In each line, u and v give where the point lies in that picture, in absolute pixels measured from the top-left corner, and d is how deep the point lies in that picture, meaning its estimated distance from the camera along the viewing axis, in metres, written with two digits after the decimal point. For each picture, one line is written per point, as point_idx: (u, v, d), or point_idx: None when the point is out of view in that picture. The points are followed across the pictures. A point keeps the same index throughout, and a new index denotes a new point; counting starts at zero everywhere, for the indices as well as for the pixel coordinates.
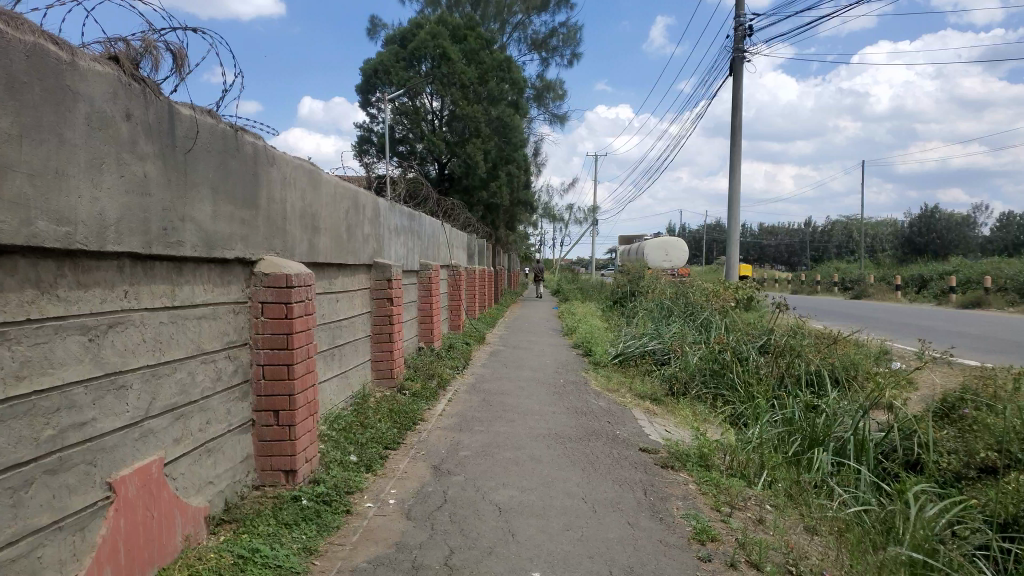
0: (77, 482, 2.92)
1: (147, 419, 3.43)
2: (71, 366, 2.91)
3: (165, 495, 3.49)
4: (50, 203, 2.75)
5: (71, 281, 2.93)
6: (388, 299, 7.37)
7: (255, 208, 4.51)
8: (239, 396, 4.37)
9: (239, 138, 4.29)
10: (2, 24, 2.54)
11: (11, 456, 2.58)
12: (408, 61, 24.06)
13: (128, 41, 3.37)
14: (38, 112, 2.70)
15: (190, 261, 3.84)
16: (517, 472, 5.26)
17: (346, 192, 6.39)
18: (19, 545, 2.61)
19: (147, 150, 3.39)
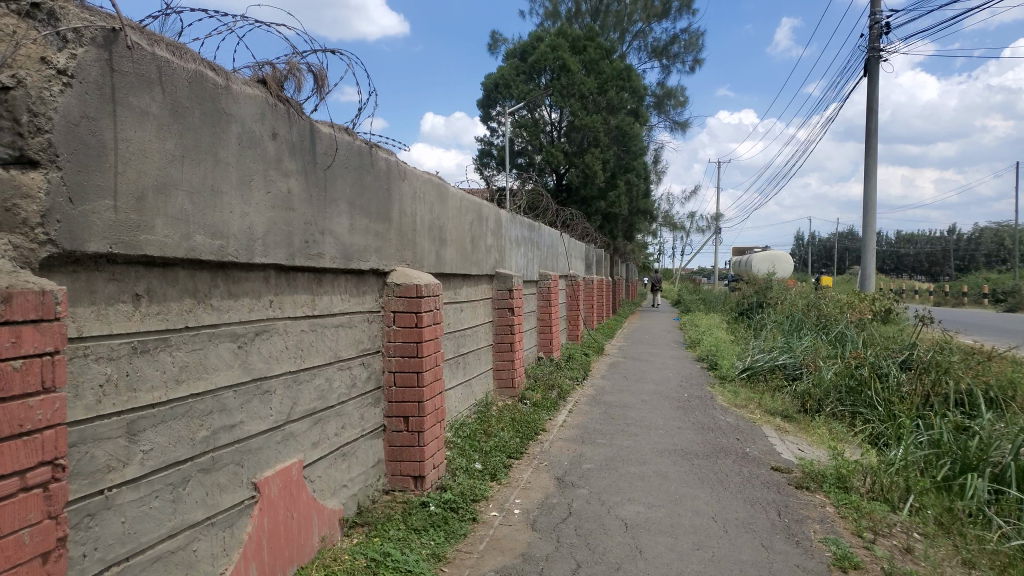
0: (226, 481, 3.10)
1: (289, 423, 3.60)
2: (223, 371, 3.10)
3: (304, 496, 3.64)
4: (206, 218, 2.94)
5: (224, 291, 3.12)
6: (509, 309, 7.43)
7: (388, 221, 4.67)
8: (372, 402, 4.51)
9: (374, 154, 4.46)
10: (168, 54, 2.75)
11: (170, 454, 2.77)
12: (527, 74, 24.36)
13: (275, 65, 3.57)
14: (198, 134, 2.90)
15: (328, 272, 4.01)
16: (644, 488, 5.16)
17: (471, 204, 6.51)
18: (177, 538, 2.79)
19: (291, 167, 3.58)
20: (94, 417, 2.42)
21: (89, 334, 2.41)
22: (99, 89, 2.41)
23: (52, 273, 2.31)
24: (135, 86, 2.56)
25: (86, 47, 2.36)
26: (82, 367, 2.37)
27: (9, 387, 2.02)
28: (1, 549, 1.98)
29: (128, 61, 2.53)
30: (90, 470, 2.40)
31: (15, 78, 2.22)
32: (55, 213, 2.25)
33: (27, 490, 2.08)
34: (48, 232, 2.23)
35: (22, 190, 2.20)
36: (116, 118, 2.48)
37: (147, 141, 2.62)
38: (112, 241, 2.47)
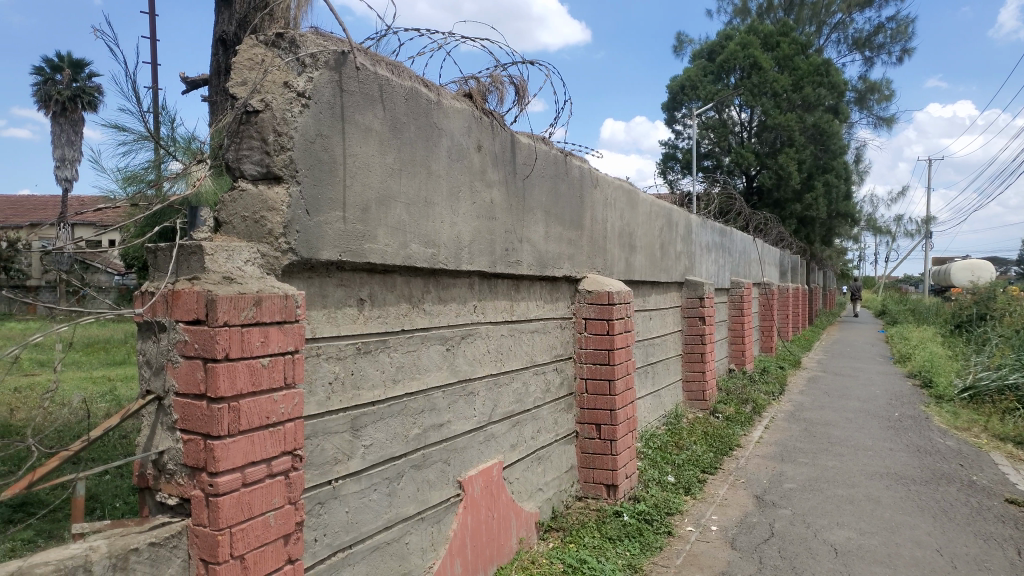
0: (435, 478, 3.24)
1: (490, 424, 3.70)
2: (433, 372, 3.24)
3: (503, 497, 3.73)
4: (420, 227, 3.09)
5: (434, 296, 3.27)
6: (700, 317, 7.21)
7: (581, 228, 4.69)
8: (565, 408, 4.54)
9: (569, 162, 4.50)
10: (388, 74, 2.92)
11: (387, 450, 2.94)
12: (716, 74, 23.77)
13: (480, 79, 3.70)
14: (413, 147, 3.06)
15: (526, 279, 4.09)
16: (854, 513, 4.79)
17: (661, 210, 6.39)
18: (392, 530, 2.95)
19: (494, 178, 3.69)
20: (325, 412, 2.62)
21: (321, 335, 2.61)
22: (331, 109, 2.60)
23: (292, 279, 2.54)
24: (361, 104, 2.74)
25: (321, 70, 2.55)
26: (315, 365, 2.58)
27: (259, 382, 2.23)
28: (252, 529, 2.20)
29: (355, 80, 2.72)
30: (320, 461, 2.59)
31: (263, 103, 2.47)
32: (295, 224, 2.46)
33: (273, 477, 2.29)
34: (289, 241, 2.44)
35: (269, 204, 2.43)
36: (345, 135, 2.68)
37: (370, 156, 2.80)
38: (341, 249, 2.66)
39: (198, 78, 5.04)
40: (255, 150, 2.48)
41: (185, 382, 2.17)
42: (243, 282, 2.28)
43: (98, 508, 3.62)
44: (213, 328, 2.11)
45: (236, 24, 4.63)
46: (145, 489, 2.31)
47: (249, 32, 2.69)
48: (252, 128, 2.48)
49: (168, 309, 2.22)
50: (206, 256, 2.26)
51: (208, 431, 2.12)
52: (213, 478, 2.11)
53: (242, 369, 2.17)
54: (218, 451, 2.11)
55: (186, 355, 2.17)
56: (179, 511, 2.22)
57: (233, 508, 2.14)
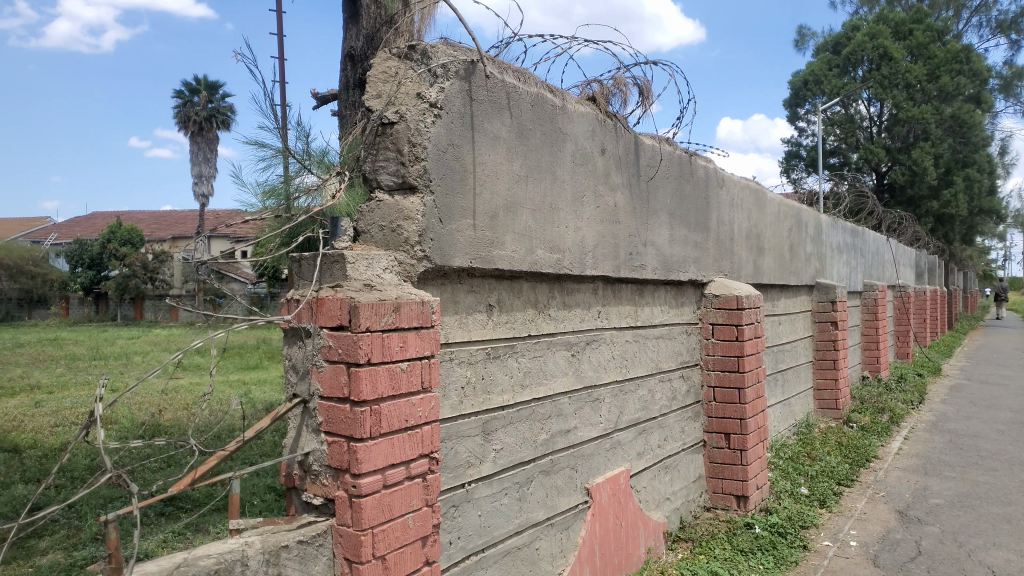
0: (563, 484, 3.22)
1: (616, 431, 3.64)
2: (559, 377, 3.22)
3: (631, 506, 3.67)
4: (546, 233, 3.08)
5: (560, 302, 3.26)
6: (832, 322, 6.88)
7: (706, 230, 4.56)
8: (692, 416, 4.42)
9: (693, 162, 4.39)
10: (515, 81, 2.93)
11: (517, 455, 2.95)
12: (843, 67, 22.68)
13: (603, 82, 3.66)
14: (539, 154, 3.05)
15: (650, 283, 4.02)
16: (1013, 533, 4.41)
17: (790, 210, 6.13)
18: (522, 535, 2.96)
19: (619, 181, 3.64)
20: (458, 415, 2.66)
21: (453, 340, 2.66)
22: (462, 118, 2.64)
23: (426, 285, 2.60)
24: (489, 112, 2.77)
25: (452, 80, 2.59)
26: (448, 370, 2.62)
27: (398, 386, 2.28)
28: (393, 530, 2.25)
29: (484, 89, 2.75)
30: (454, 464, 2.63)
31: (398, 114, 2.54)
32: (429, 232, 2.52)
33: (412, 479, 2.34)
34: (424, 248, 2.50)
35: (404, 213, 2.50)
36: (475, 143, 2.71)
37: (499, 164, 2.82)
38: (472, 256, 2.69)
39: (328, 93, 5.26)
40: (391, 161, 2.55)
41: (329, 386, 2.26)
42: (383, 289, 2.35)
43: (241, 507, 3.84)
44: (355, 334, 2.18)
45: (363, 39, 4.81)
46: (292, 489, 2.41)
47: (384, 47, 2.77)
48: (388, 139, 2.56)
49: (313, 316, 2.32)
50: (347, 264, 2.35)
51: (351, 433, 2.18)
52: (356, 479, 2.17)
53: (382, 374, 2.23)
54: (361, 453, 2.17)
55: (330, 359, 2.25)
56: (323, 510, 2.31)
57: (374, 509, 2.20)
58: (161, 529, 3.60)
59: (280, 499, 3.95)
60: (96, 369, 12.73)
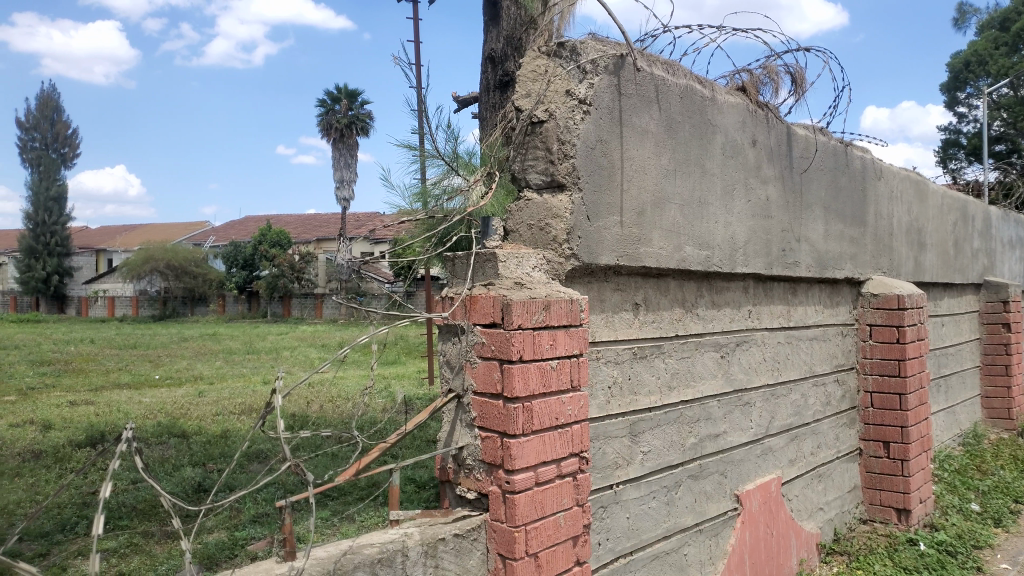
0: (712, 490, 3.12)
1: (767, 437, 3.49)
2: (708, 380, 3.12)
3: (782, 515, 3.50)
4: (695, 229, 2.99)
5: (708, 301, 3.16)
6: (1004, 324, 6.34)
7: (863, 224, 4.28)
8: (847, 422, 4.17)
9: (849, 153, 4.14)
10: (664, 74, 2.86)
11: (665, 458, 2.87)
12: (1011, 45, 20.83)
13: (753, 71, 3.52)
14: (687, 147, 2.96)
15: (803, 281, 3.82)
16: None
17: (955, 202, 5.66)
18: (670, 540, 2.88)
19: (770, 174, 3.47)
20: (605, 416, 2.62)
21: (600, 339, 2.63)
22: (611, 113, 2.61)
23: (574, 284, 2.59)
24: (638, 107, 2.72)
25: (601, 75, 2.56)
26: (595, 369, 2.59)
27: (549, 384, 2.28)
28: (545, 528, 2.25)
29: (633, 83, 2.70)
30: (602, 465, 2.60)
31: (548, 113, 2.55)
32: (578, 230, 2.49)
33: (562, 477, 2.33)
34: (572, 247, 2.48)
35: (554, 211, 2.51)
36: (623, 139, 2.67)
37: (647, 158, 2.76)
38: (620, 254, 2.65)
39: (468, 95, 5.37)
40: (541, 159, 2.57)
41: (482, 382, 2.29)
42: (533, 287, 2.36)
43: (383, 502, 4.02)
44: (507, 331, 2.20)
45: (502, 41, 4.87)
46: (446, 483, 2.47)
47: (534, 45, 2.79)
48: (538, 138, 2.58)
49: (467, 313, 2.37)
50: (499, 263, 2.38)
51: (505, 429, 2.20)
52: (510, 475, 2.18)
53: (534, 371, 2.23)
54: (514, 450, 2.17)
55: (484, 356, 2.29)
56: (477, 505, 2.34)
57: (527, 506, 2.20)
58: (314, 516, 3.80)
59: (424, 490, 4.06)
60: (250, 362, 13.67)
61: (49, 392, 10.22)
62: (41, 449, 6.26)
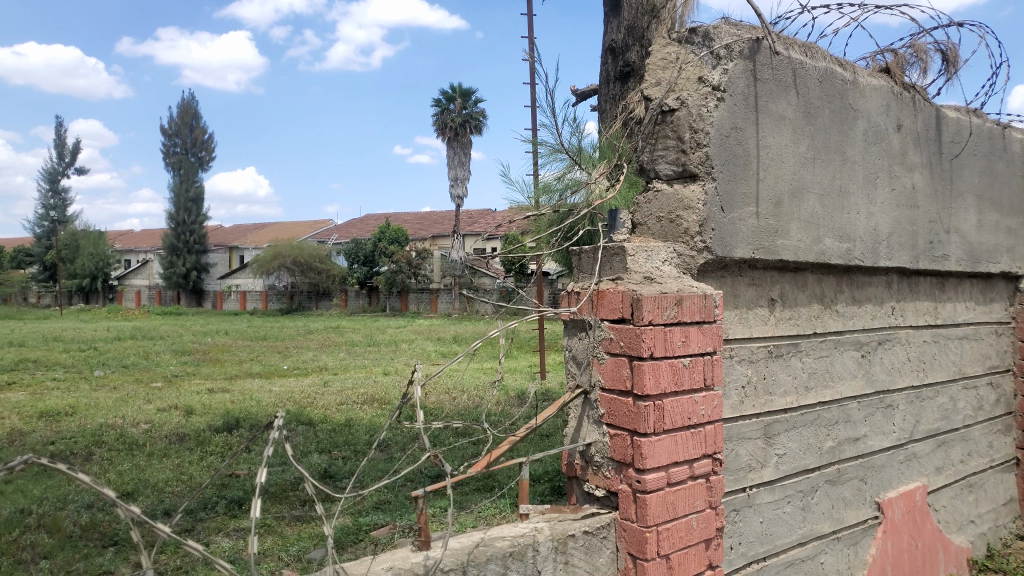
0: (851, 496, 2.95)
1: (912, 442, 3.26)
2: (848, 380, 2.95)
3: (929, 526, 3.27)
4: (835, 220, 2.83)
5: (848, 297, 2.99)
6: None
7: (1021, 214, 3.93)
8: (1002, 429, 3.84)
9: (1006, 136, 3.80)
10: (802, 57, 2.72)
11: (801, 462, 2.73)
12: None
13: (898, 51, 3.29)
14: (827, 133, 2.80)
15: (953, 276, 3.55)
16: None
17: None
18: (806, 547, 2.75)
19: (917, 161, 3.24)
20: (738, 416, 2.52)
21: (733, 336, 2.53)
22: (745, 100, 2.50)
23: (706, 278, 2.50)
24: (775, 92, 2.60)
25: (736, 60, 2.46)
26: (728, 367, 2.49)
27: (681, 382, 2.20)
28: (677, 530, 2.18)
29: (769, 68, 2.58)
30: (735, 468, 2.50)
31: (679, 101, 2.47)
32: (711, 222, 2.41)
33: (695, 478, 2.26)
34: (705, 239, 2.40)
35: (685, 202, 2.43)
36: (758, 126, 2.55)
37: (784, 146, 2.63)
38: (755, 246, 2.54)
39: (587, 88, 5.32)
40: (671, 149, 2.50)
41: (611, 378, 2.25)
42: (664, 281, 2.29)
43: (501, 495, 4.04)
44: (638, 327, 2.14)
45: (623, 31, 4.78)
46: (573, 478, 2.44)
47: (664, 33, 2.72)
48: (669, 127, 2.51)
49: (594, 308, 2.33)
50: (628, 257, 2.32)
51: (635, 428, 2.14)
52: (640, 474, 2.13)
53: (665, 368, 2.16)
54: (645, 449, 2.12)
55: (613, 352, 2.24)
56: (606, 503, 2.30)
57: (658, 507, 2.15)
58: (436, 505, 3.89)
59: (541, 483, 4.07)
60: (371, 354, 14.14)
61: (190, 380, 10.95)
62: (184, 432, 6.71)
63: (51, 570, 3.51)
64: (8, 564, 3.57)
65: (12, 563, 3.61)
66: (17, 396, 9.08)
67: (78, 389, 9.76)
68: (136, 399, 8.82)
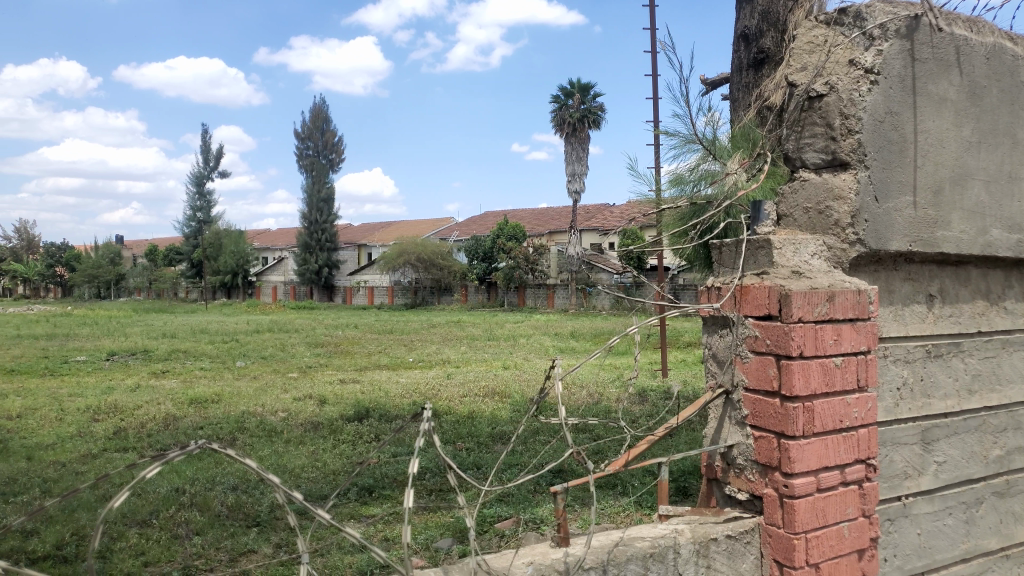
0: (1022, 510, 2.70)
1: None
2: (1018, 384, 2.70)
3: None
4: (1003, 209, 2.59)
5: (1018, 292, 2.74)
6: None
7: None
8: None
9: None
10: (966, 32, 2.50)
11: (964, 472, 2.53)
12: None
13: None
14: (995, 115, 2.57)
15: None
16: None
17: None
18: (971, 564, 2.54)
19: None
20: (894, 420, 2.36)
21: (888, 335, 2.37)
22: (902, 82, 2.33)
23: (858, 272, 2.36)
24: (935, 72, 2.41)
25: (891, 40, 2.29)
26: (883, 368, 2.34)
27: (833, 382, 2.08)
28: (827, 538, 2.07)
29: (929, 46, 2.39)
30: (890, 474, 2.34)
31: (828, 86, 2.33)
32: (864, 212, 2.27)
33: (847, 485, 2.13)
34: (857, 231, 2.26)
35: (835, 192, 2.30)
36: (916, 109, 2.37)
37: (945, 130, 2.44)
38: (912, 238, 2.37)
39: (718, 77, 5.16)
40: (820, 137, 2.37)
41: (756, 378, 2.16)
42: (813, 276, 2.18)
43: (625, 493, 3.99)
44: (786, 325, 2.04)
45: (757, 17, 4.59)
46: (713, 480, 2.37)
47: (808, 16, 2.60)
48: (816, 114, 2.38)
49: (737, 305, 2.24)
50: (774, 250, 2.22)
51: (782, 430, 2.05)
52: (788, 479, 2.03)
53: (815, 369, 2.05)
54: (793, 452, 2.02)
55: (757, 351, 2.15)
56: (749, 506, 2.21)
57: (807, 513, 2.04)
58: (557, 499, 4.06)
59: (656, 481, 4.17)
60: (491, 348, 14.36)
61: (323, 371, 11.52)
62: (319, 421, 7.05)
63: (202, 546, 3.76)
64: (165, 538, 3.85)
65: (169, 537, 3.89)
66: (170, 384, 9.83)
67: (222, 378, 10.46)
68: (274, 388, 9.36)
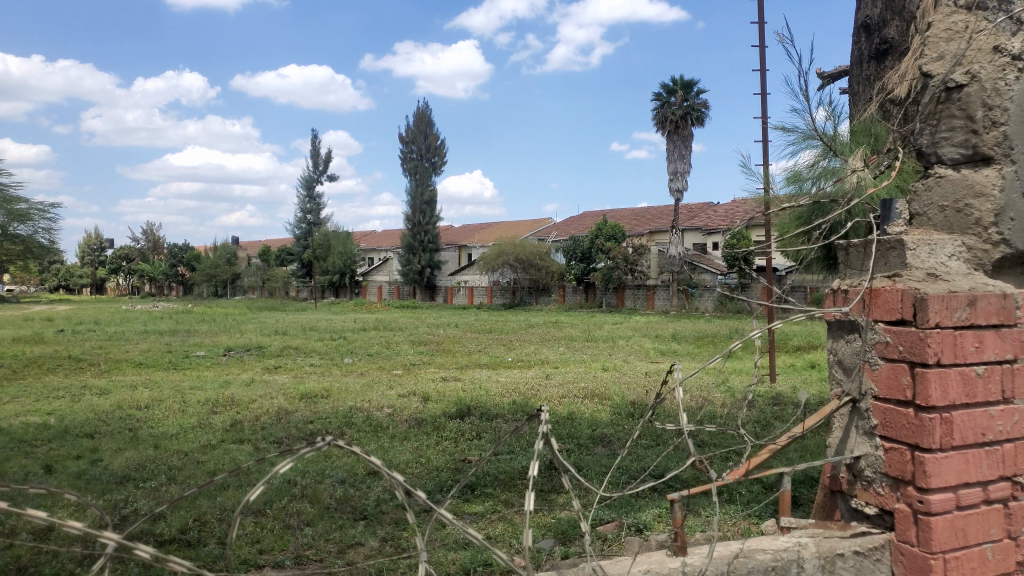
0: None
1: None
2: None
3: None
4: None
5: None
6: None
7: None
8: None
9: None
10: None
11: None
12: None
13: None
14: None
15: None
16: None
17: None
18: None
19: None
20: None
21: None
22: None
23: (1002, 275, 2.19)
24: None
25: None
26: None
27: (975, 393, 1.94)
28: (968, 560, 1.94)
29: None
30: None
31: (969, 75, 2.18)
32: (1010, 210, 2.11)
33: (989, 503, 1.99)
34: (1002, 231, 2.10)
35: (977, 189, 2.14)
36: None
37: None
38: None
39: (836, 69, 4.94)
40: (958, 130, 2.22)
41: (887, 386, 2.04)
42: (952, 279, 2.05)
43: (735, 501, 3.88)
44: (923, 330, 1.92)
45: (879, 6, 4.36)
46: (838, 493, 2.27)
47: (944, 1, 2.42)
48: (954, 106, 2.23)
49: (866, 308, 2.13)
50: (907, 251, 2.09)
51: (917, 442, 1.93)
52: (924, 494, 1.91)
53: (955, 378, 1.91)
54: (930, 466, 1.89)
55: (889, 358, 2.03)
56: (879, 522, 2.10)
57: (946, 532, 1.91)
58: (660, 507, 4.00)
59: (767, 492, 4.01)
60: (591, 349, 14.28)
61: (425, 368, 11.78)
62: (422, 417, 7.20)
63: (313, 536, 3.91)
64: (279, 528, 4.02)
65: (282, 527, 4.06)
66: (282, 379, 10.28)
67: (330, 374, 10.87)
68: (380, 385, 9.64)
